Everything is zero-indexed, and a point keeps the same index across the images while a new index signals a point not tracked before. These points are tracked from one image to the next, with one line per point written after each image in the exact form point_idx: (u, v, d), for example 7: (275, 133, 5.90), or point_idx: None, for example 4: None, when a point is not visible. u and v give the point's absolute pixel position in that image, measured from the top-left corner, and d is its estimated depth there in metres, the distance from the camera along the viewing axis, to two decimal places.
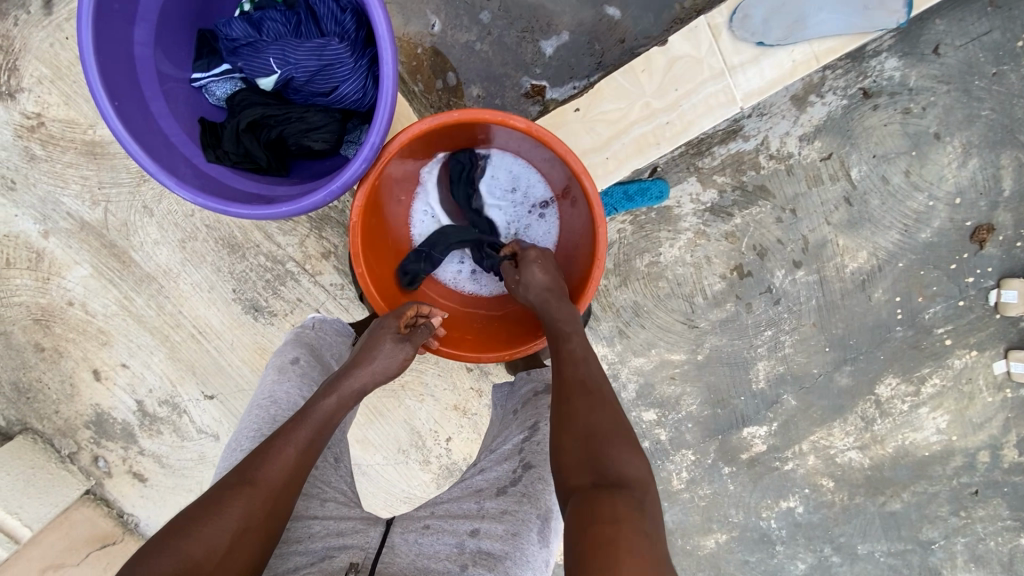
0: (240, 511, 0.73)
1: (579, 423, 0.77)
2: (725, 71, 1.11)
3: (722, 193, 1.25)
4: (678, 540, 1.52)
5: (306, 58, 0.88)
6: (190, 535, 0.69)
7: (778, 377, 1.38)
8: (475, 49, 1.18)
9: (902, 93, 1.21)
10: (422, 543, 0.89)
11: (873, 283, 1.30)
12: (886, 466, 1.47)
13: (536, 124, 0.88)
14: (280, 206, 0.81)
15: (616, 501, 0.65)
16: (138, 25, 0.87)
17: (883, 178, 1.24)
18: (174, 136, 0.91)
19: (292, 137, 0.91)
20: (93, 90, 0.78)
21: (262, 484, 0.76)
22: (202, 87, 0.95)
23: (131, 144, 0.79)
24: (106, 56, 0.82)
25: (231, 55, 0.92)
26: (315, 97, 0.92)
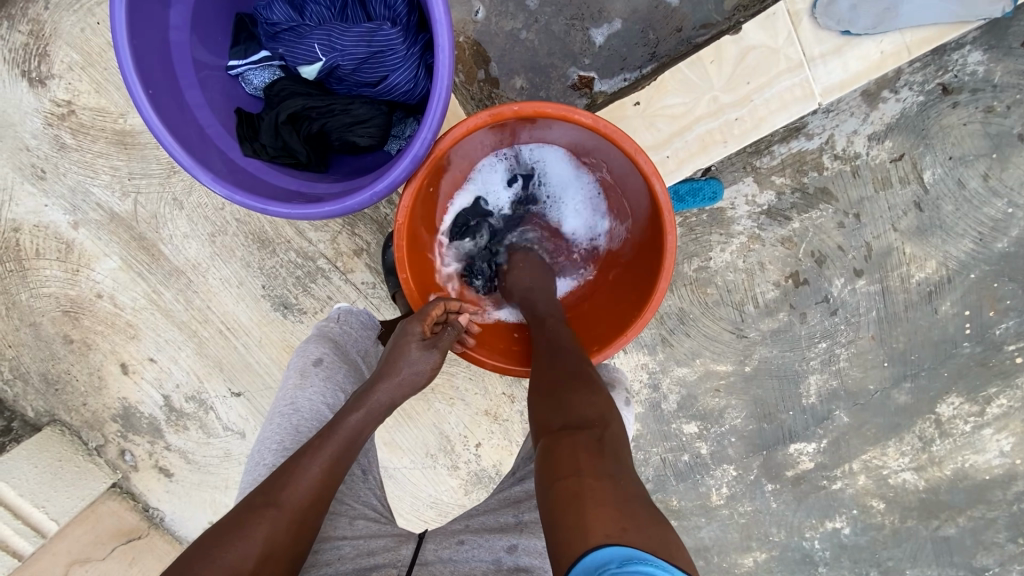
0: (264, 536, 0.71)
1: (544, 379, 0.76)
2: (804, 64, 1.02)
3: (780, 195, 1.16)
4: (714, 558, 1.45)
5: (354, 45, 0.83)
6: (210, 561, 0.68)
7: (831, 392, 1.29)
8: (520, 37, 1.11)
9: (984, 90, 1.11)
10: (458, 561, 0.86)
11: (940, 296, 1.21)
12: (942, 489, 1.37)
13: (604, 119, 0.81)
14: (324, 205, 0.76)
15: (576, 447, 0.64)
16: (174, 8, 0.82)
17: (958, 182, 1.15)
18: (209, 127, 0.86)
19: (335, 131, 0.86)
20: (127, 77, 0.74)
21: (286, 508, 0.73)
22: (238, 75, 0.90)
23: (164, 135, 0.75)
24: (140, 41, 0.77)
25: (271, 41, 0.87)
26: (361, 87, 0.86)
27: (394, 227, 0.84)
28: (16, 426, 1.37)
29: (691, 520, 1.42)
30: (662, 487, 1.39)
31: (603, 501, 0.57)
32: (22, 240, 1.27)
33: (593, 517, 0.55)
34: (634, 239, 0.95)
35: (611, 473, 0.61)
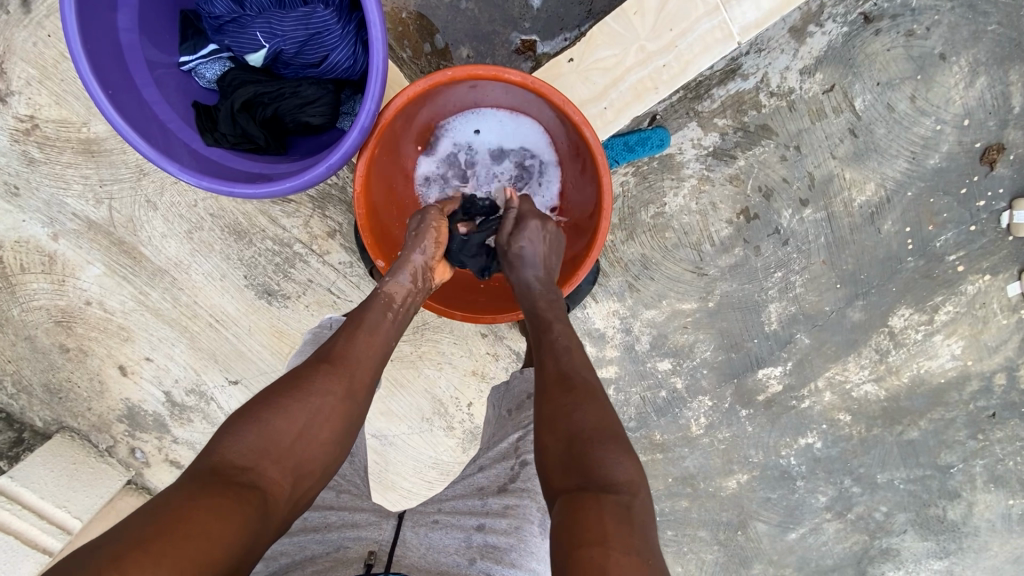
0: (323, 389, 0.77)
1: (562, 426, 0.75)
2: (720, 7, 1.07)
3: (724, 135, 1.23)
4: (701, 484, 1.57)
5: (293, 29, 0.87)
6: (278, 404, 0.74)
7: (791, 317, 1.38)
8: (460, 8, 1.15)
9: (904, 14, 1.18)
10: (432, 537, 0.92)
11: (882, 216, 1.29)
12: (902, 396, 1.49)
13: (531, 76, 0.87)
14: (284, 182, 0.82)
15: (604, 516, 0.63)
16: (120, 10, 0.86)
17: (888, 106, 1.22)
18: (170, 122, 0.91)
19: (288, 114, 0.90)
20: (85, 79, 0.77)
21: (339, 365, 0.81)
22: (191, 70, 0.93)
23: (128, 132, 0.79)
24: (92, 43, 0.81)
25: (217, 34, 0.91)
26: (306, 69, 0.91)
27: (353, 198, 0.91)
28: (28, 436, 1.44)
29: (675, 451, 1.53)
30: (644, 423, 1.49)
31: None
32: (6, 256, 1.31)
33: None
34: (579, 190, 1.03)
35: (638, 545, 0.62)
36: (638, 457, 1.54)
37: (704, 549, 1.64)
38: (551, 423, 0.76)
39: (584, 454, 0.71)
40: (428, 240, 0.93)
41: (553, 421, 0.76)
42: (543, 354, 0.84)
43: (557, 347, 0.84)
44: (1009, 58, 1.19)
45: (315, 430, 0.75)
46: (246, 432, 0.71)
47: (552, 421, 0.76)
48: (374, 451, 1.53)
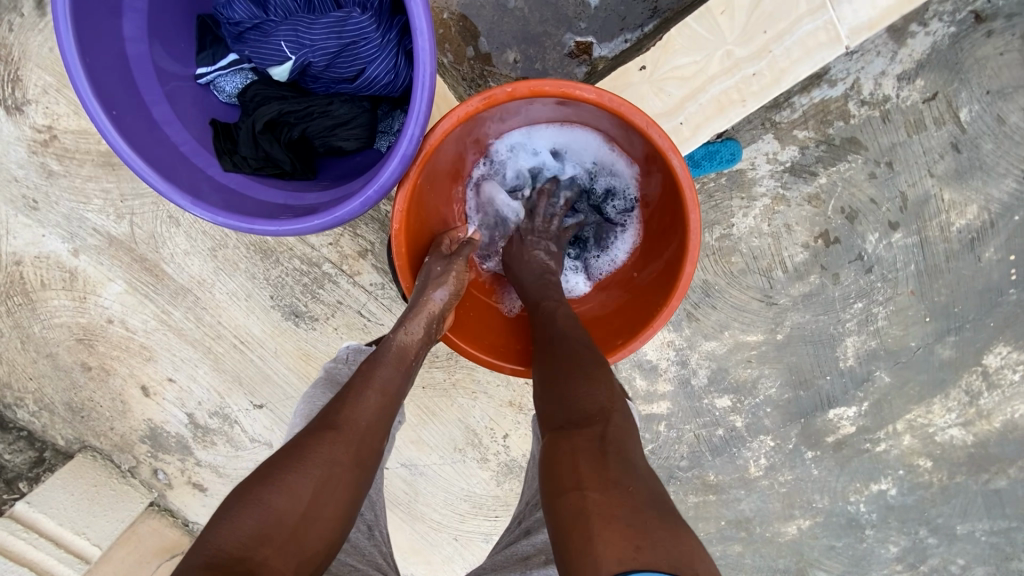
0: (327, 461, 0.70)
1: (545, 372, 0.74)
2: (826, 4, 0.93)
3: (803, 150, 1.08)
4: (757, 529, 1.45)
5: (324, 39, 0.77)
6: (274, 483, 0.67)
7: (870, 353, 1.23)
8: (508, 7, 1.03)
9: (1021, 14, 1.01)
10: None
11: (984, 242, 1.12)
12: (992, 442, 1.32)
13: (608, 92, 0.75)
14: (314, 217, 0.72)
15: (578, 457, 0.61)
16: (126, 17, 0.76)
17: (998, 117, 1.05)
18: (183, 144, 0.80)
19: (318, 136, 0.80)
20: (85, 101, 0.68)
21: (346, 431, 0.73)
22: (209, 84, 0.85)
23: (134, 160, 0.69)
24: (93, 57, 0.72)
25: (236, 42, 0.81)
26: (338, 84, 0.80)
27: (393, 232, 0.81)
28: (50, 455, 1.40)
29: (731, 493, 1.40)
30: (697, 463, 1.36)
31: (611, 517, 0.55)
32: (26, 272, 1.25)
33: (603, 535, 0.54)
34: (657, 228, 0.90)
35: (622, 474, 0.59)
36: (689, 499, 1.41)
37: None
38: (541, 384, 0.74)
39: (561, 394, 0.69)
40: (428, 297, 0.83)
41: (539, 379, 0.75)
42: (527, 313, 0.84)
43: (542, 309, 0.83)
44: None
45: (318, 506, 0.68)
46: (241, 518, 0.63)
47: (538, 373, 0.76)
48: (404, 482, 1.43)
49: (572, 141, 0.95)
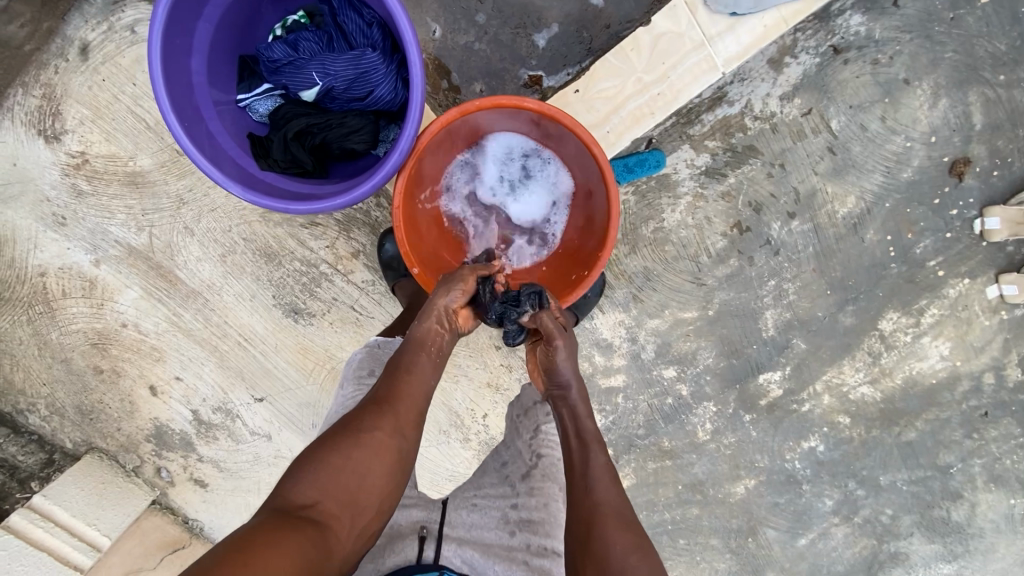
0: (371, 428, 0.84)
1: (614, 564, 0.79)
2: (705, 42, 1.19)
3: (714, 156, 1.34)
4: (710, 491, 1.65)
5: (344, 68, 0.94)
6: (330, 446, 0.81)
7: (786, 323, 1.47)
8: (474, 49, 1.27)
9: (869, 46, 1.27)
10: (473, 518, 0.97)
11: (864, 225, 1.39)
12: (898, 397, 1.56)
13: (547, 104, 0.99)
14: (335, 200, 0.91)
15: None
16: (194, 55, 0.94)
17: (861, 126, 1.31)
18: (230, 150, 0.99)
19: (337, 143, 0.96)
20: (165, 112, 0.85)
21: (386, 406, 0.87)
22: (246, 106, 1.01)
23: (198, 157, 0.86)
24: (171, 80, 0.89)
25: (273, 74, 0.98)
26: (352, 103, 0.97)
27: (393, 210, 0.99)
28: (58, 457, 1.50)
29: (684, 457, 1.60)
30: (653, 430, 1.57)
31: None
32: (48, 283, 1.39)
33: None
34: (586, 217, 1.12)
35: None
36: (649, 464, 1.61)
37: (718, 557, 1.72)
38: (599, 565, 0.79)
39: None
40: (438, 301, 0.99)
41: (603, 563, 0.79)
42: (592, 481, 0.89)
43: (603, 479, 0.89)
44: (967, 81, 1.28)
45: (365, 468, 0.82)
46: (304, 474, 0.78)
47: (599, 553, 0.80)
48: None
49: (516, 145, 1.14)
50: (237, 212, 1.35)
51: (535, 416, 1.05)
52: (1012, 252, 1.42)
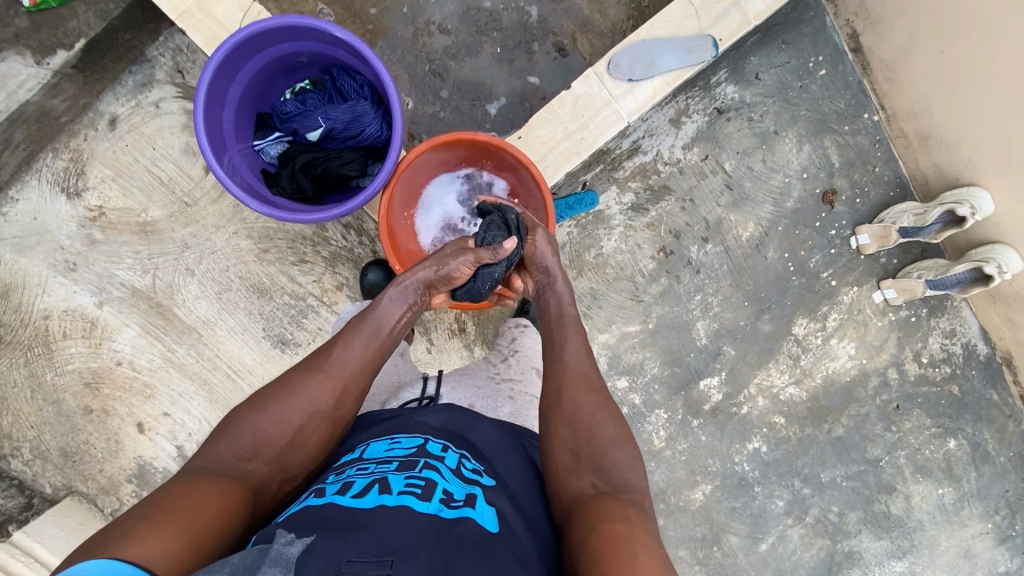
0: (312, 397, 0.94)
1: (582, 428, 0.96)
2: (613, 101, 1.32)
3: (637, 194, 1.64)
4: (671, 499, 1.78)
5: (342, 113, 1.08)
6: (269, 409, 0.91)
7: (715, 332, 1.71)
8: (439, 116, 1.56)
9: (743, 107, 1.64)
10: (465, 375, 1.23)
11: (765, 245, 1.69)
12: (820, 395, 1.78)
13: (495, 137, 1.20)
14: (332, 212, 1.07)
15: (609, 506, 0.85)
16: (225, 108, 1.09)
17: (748, 167, 1.66)
18: (248, 179, 1.13)
19: (335, 174, 1.11)
20: (204, 150, 0.99)
21: (328, 375, 0.97)
22: (259, 148, 1.16)
23: (231, 187, 1.01)
24: (207, 124, 1.03)
25: (283, 123, 1.13)
26: (348, 141, 1.12)
27: (378, 224, 1.18)
28: (37, 501, 1.52)
29: (644, 466, 1.75)
30: None
31: (648, 544, 0.79)
32: (51, 325, 1.52)
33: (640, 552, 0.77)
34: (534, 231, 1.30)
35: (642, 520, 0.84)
36: None
37: (688, 569, 1.80)
38: (568, 421, 0.97)
39: (602, 462, 0.93)
40: (431, 267, 1.12)
41: (572, 421, 0.97)
42: (567, 360, 1.07)
43: (575, 354, 1.08)
44: (823, 131, 1.65)
45: (301, 430, 0.91)
46: (241, 434, 0.88)
47: (569, 420, 0.98)
48: None
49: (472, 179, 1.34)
50: (234, 253, 1.53)
51: (512, 334, 1.37)
52: (886, 263, 1.72)
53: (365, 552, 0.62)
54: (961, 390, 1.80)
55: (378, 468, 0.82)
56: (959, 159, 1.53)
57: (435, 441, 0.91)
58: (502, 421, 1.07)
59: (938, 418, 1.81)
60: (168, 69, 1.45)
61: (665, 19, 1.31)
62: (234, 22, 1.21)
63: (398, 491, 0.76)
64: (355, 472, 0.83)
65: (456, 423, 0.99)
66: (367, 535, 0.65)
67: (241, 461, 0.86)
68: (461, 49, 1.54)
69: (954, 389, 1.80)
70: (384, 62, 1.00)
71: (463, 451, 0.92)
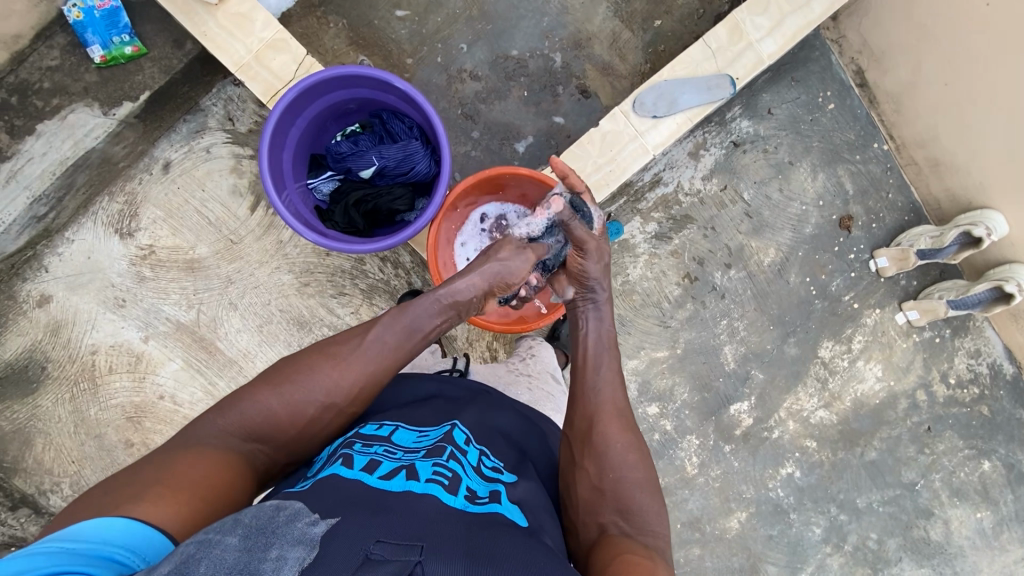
0: (329, 388, 0.94)
1: (612, 463, 0.94)
2: (639, 136, 1.40)
3: (660, 224, 1.71)
4: (707, 527, 1.76)
5: (394, 153, 1.16)
6: (285, 390, 0.92)
7: (743, 356, 1.74)
8: (471, 154, 1.65)
9: (758, 140, 1.71)
10: (486, 367, 1.35)
11: (787, 270, 1.74)
12: (851, 418, 1.79)
13: (536, 170, 1.25)
14: (384, 243, 1.13)
15: (634, 548, 0.84)
16: (285, 149, 1.17)
17: (766, 196, 1.73)
18: (303, 214, 1.21)
19: (385, 209, 1.18)
20: (269, 189, 1.06)
21: (348, 369, 0.97)
22: (314, 186, 1.24)
23: (291, 221, 1.08)
24: (270, 164, 1.11)
25: (337, 163, 1.20)
26: (398, 178, 1.19)
27: (426, 253, 1.24)
28: None
29: (678, 493, 1.74)
30: None
31: None
32: (98, 360, 1.57)
33: None
34: None
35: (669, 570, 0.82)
36: None
37: None
38: (597, 457, 0.95)
39: (630, 500, 0.91)
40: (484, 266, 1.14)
41: (601, 453, 0.95)
42: (598, 389, 1.05)
43: (606, 384, 1.06)
44: (835, 161, 1.73)
45: (311, 417, 0.93)
46: (253, 407, 0.90)
47: (598, 451, 0.96)
48: None
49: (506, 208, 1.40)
50: (276, 287, 1.59)
51: (530, 343, 1.48)
52: (906, 285, 1.76)
53: (397, 534, 0.62)
54: (991, 411, 1.81)
55: (406, 455, 0.85)
56: (970, 183, 1.60)
57: (460, 429, 0.94)
58: (519, 407, 1.12)
59: (970, 440, 1.81)
60: (220, 117, 1.55)
61: (685, 60, 1.40)
62: (289, 73, 1.31)
63: (426, 478, 0.78)
64: (382, 451, 0.85)
65: (484, 415, 1.04)
66: (396, 518, 0.66)
67: (248, 437, 0.89)
68: (491, 93, 1.64)
69: (984, 409, 1.81)
70: (435, 106, 1.08)
71: (484, 447, 0.94)
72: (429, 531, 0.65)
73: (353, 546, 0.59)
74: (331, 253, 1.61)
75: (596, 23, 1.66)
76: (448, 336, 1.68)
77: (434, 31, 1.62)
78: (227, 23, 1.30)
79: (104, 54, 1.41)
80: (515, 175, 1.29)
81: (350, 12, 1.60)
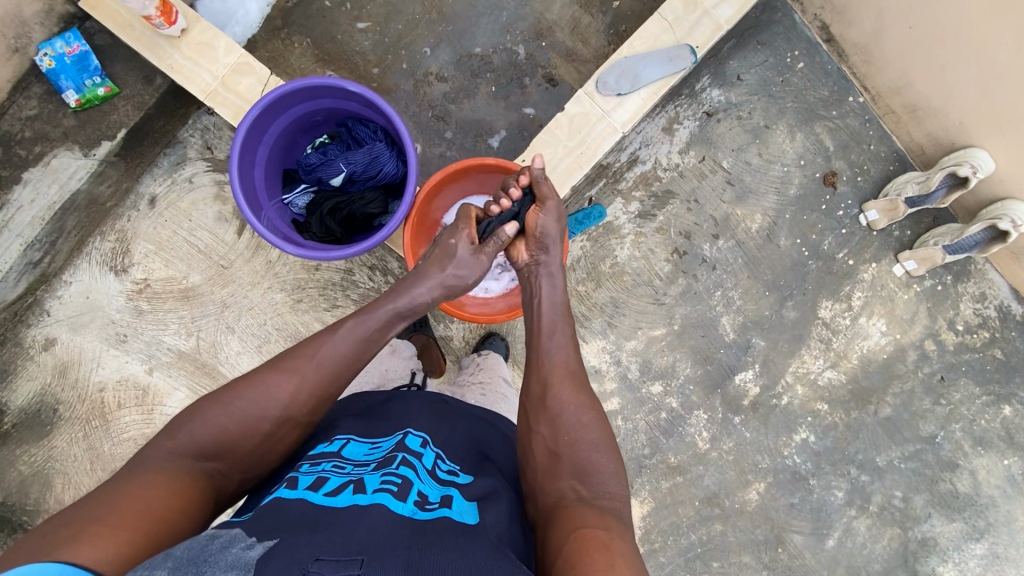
0: (282, 398, 0.96)
1: (566, 429, 0.98)
2: (605, 115, 1.41)
3: (642, 202, 1.70)
4: (726, 502, 1.74)
5: (361, 157, 1.18)
6: (235, 406, 0.93)
7: (742, 325, 1.73)
8: (447, 155, 1.67)
9: (731, 107, 1.71)
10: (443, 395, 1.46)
11: (776, 234, 1.73)
12: (860, 376, 1.76)
13: (502, 158, 1.26)
14: (362, 245, 1.14)
15: (588, 514, 0.86)
16: (256, 166, 1.20)
17: (746, 162, 1.72)
18: (281, 229, 1.23)
19: (360, 213, 1.20)
20: (242, 206, 1.07)
21: (300, 380, 0.98)
22: (289, 201, 1.26)
23: (268, 234, 1.09)
24: (242, 182, 1.14)
25: (308, 174, 1.23)
26: (369, 181, 1.21)
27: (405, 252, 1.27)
28: None
29: (692, 470, 1.73)
30: (657, 448, 1.72)
31: (627, 553, 0.78)
32: (106, 397, 1.60)
33: (624, 563, 0.76)
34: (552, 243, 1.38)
35: (624, 534, 0.83)
36: (661, 483, 1.73)
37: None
38: (551, 420, 1.00)
39: (584, 468, 0.95)
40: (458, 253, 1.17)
41: (554, 417, 1.00)
42: (551, 360, 1.09)
43: (561, 356, 1.10)
44: (812, 119, 1.72)
45: (263, 429, 0.94)
46: (203, 427, 0.91)
47: (551, 417, 1.01)
48: None
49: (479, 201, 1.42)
50: (271, 307, 1.62)
51: (477, 356, 1.59)
52: (900, 235, 1.73)
53: (335, 550, 0.65)
54: (1005, 353, 1.76)
55: (355, 470, 0.88)
56: (950, 124, 1.58)
57: (413, 435, 1.00)
58: (474, 410, 1.19)
59: (987, 386, 1.76)
60: (198, 146, 1.59)
61: (643, 36, 1.41)
62: (256, 95, 1.34)
63: (375, 489, 0.81)
64: (331, 467, 0.89)
65: (441, 421, 1.09)
66: (337, 533, 0.69)
67: (199, 455, 0.89)
68: (459, 92, 1.66)
69: (997, 353, 1.76)
70: (393, 105, 1.10)
71: (439, 452, 0.99)
72: (370, 540, 0.68)
73: (290, 564, 0.62)
74: (320, 268, 1.63)
75: (555, 11, 1.67)
76: (444, 337, 1.69)
77: (397, 38, 1.65)
78: (191, 53, 1.34)
79: (78, 97, 1.44)
80: (484, 165, 1.30)
81: (312, 31, 1.63)
